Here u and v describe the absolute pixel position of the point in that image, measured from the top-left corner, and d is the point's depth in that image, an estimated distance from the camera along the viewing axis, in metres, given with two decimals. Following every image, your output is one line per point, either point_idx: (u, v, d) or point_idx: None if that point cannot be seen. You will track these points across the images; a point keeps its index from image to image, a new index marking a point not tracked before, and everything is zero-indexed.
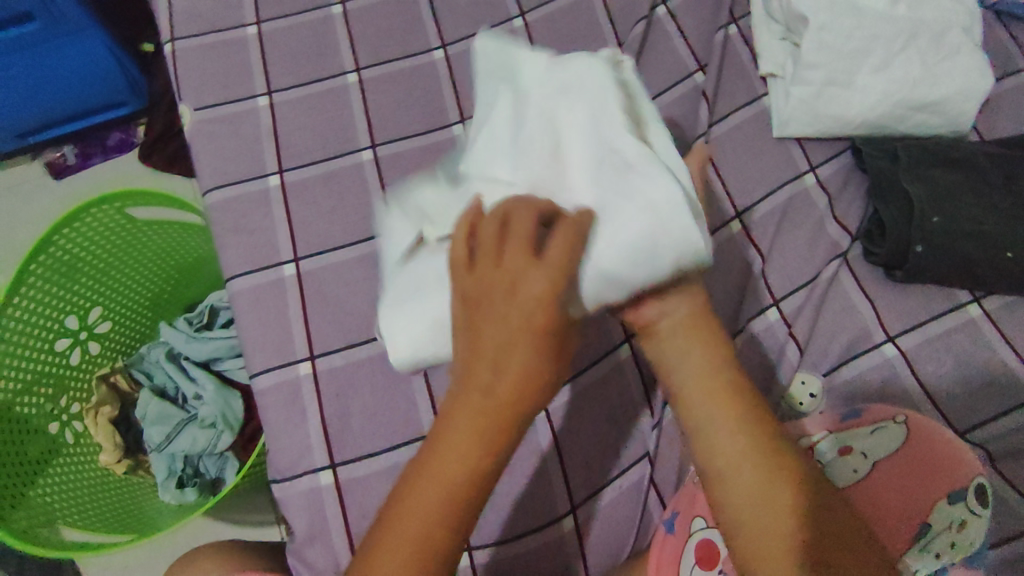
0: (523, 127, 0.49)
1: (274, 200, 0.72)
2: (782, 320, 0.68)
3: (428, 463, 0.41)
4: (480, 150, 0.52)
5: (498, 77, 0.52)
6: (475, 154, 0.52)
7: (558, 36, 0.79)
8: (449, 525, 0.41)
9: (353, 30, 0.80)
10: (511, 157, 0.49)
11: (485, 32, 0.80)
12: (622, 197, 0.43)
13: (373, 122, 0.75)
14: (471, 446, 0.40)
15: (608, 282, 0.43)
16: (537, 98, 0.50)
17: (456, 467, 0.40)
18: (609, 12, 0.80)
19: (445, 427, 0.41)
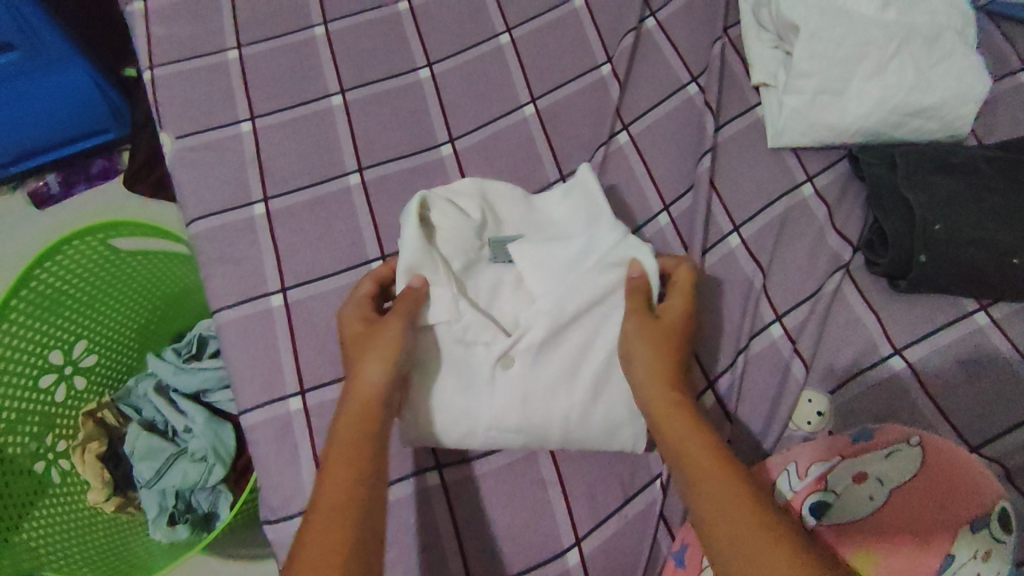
0: (540, 283, 0.60)
1: (260, 228, 0.70)
2: (718, 405, 0.64)
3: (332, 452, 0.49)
4: (530, 261, 0.60)
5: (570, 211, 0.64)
6: (526, 261, 0.60)
7: (544, 52, 0.78)
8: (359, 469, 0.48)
9: (336, 52, 0.78)
10: (553, 288, 0.59)
11: (470, 50, 0.78)
12: (607, 380, 0.58)
13: (359, 144, 0.73)
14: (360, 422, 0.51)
15: (598, 437, 0.59)
16: (560, 254, 0.60)
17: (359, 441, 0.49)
18: (596, 25, 0.79)
19: (342, 412, 0.52)
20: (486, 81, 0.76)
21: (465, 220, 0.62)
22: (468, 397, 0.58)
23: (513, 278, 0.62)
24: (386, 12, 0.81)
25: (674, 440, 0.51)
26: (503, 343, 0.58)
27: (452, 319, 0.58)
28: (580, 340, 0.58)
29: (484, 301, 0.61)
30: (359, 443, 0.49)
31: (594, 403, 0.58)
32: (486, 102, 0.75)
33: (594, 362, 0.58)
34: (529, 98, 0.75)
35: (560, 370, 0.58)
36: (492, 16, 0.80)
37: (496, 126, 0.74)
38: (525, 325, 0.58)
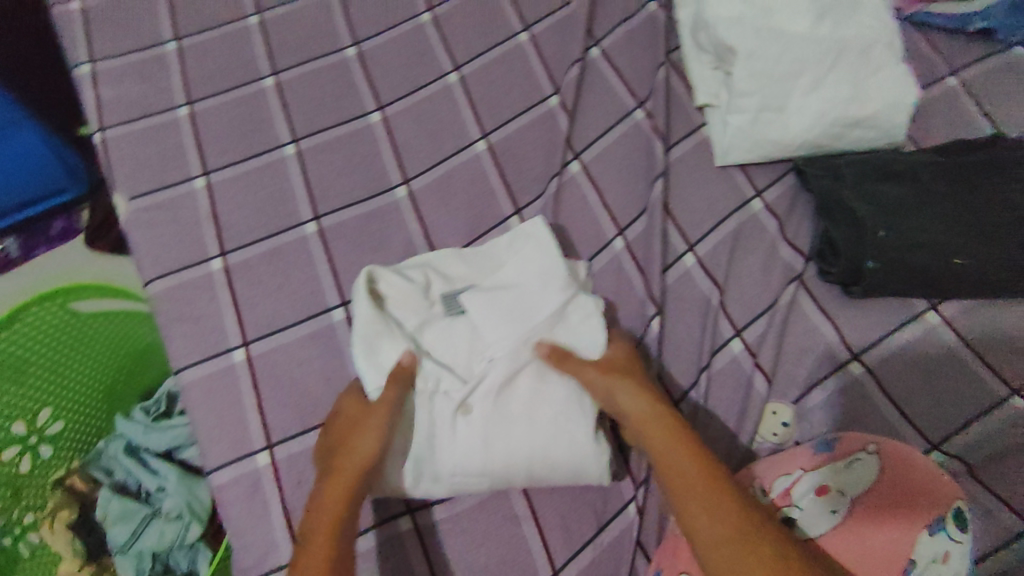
0: (492, 331, 0.61)
1: (218, 284, 0.70)
2: None
3: (311, 526, 0.49)
4: (482, 309, 0.62)
5: (518, 254, 0.65)
6: (478, 309, 0.62)
7: (492, 88, 0.79)
8: (333, 544, 0.48)
9: (287, 102, 0.80)
10: (503, 336, 0.61)
11: (418, 91, 0.80)
12: (564, 418, 0.58)
13: (314, 192, 0.74)
14: (349, 490, 0.51)
15: (563, 478, 0.59)
16: (508, 302, 0.62)
17: (336, 516, 0.50)
18: (541, 58, 0.81)
19: (325, 482, 0.52)
20: (436, 122, 0.78)
21: (414, 280, 0.64)
22: (431, 446, 0.58)
23: (466, 327, 0.62)
24: (335, 60, 0.82)
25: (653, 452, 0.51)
26: (461, 392, 0.59)
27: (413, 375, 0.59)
28: (536, 382, 0.60)
29: (439, 350, 0.61)
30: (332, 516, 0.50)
31: (556, 445, 0.58)
32: (437, 142, 0.76)
33: (548, 405, 0.59)
34: (480, 134, 0.77)
35: (516, 414, 0.59)
36: (438, 57, 0.82)
37: (449, 163, 0.75)
38: (480, 372, 0.60)
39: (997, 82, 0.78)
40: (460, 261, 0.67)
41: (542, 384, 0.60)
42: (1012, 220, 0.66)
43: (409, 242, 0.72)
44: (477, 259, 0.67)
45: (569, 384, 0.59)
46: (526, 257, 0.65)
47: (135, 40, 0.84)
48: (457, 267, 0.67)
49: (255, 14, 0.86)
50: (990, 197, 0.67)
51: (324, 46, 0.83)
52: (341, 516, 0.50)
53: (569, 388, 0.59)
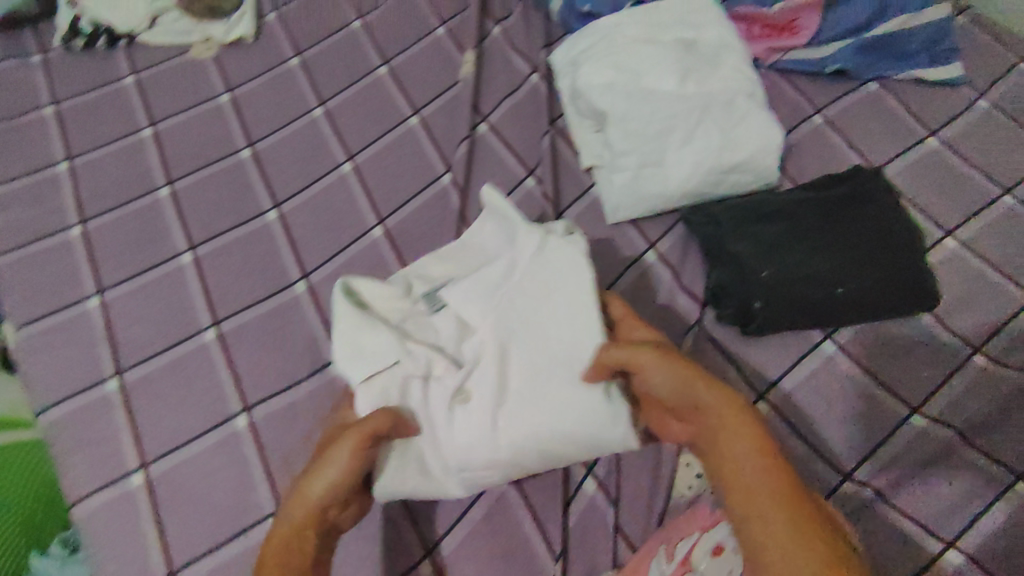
0: (477, 312, 0.61)
1: (115, 405, 0.68)
2: (601, 491, 0.65)
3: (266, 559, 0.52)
4: (461, 294, 0.62)
5: (497, 233, 0.67)
6: (456, 296, 0.62)
7: (386, 173, 0.81)
8: None
9: (183, 210, 0.80)
10: (488, 317, 0.61)
11: (314, 184, 0.81)
12: (559, 393, 0.58)
13: (213, 298, 0.74)
14: (314, 526, 0.53)
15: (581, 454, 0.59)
16: (486, 279, 0.62)
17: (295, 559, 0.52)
18: (432, 137, 0.84)
19: (287, 509, 0.53)
20: (333, 213, 0.79)
21: (394, 282, 0.65)
22: (434, 440, 0.58)
23: (451, 314, 0.62)
24: (229, 163, 0.83)
25: (731, 445, 0.51)
26: (455, 378, 0.59)
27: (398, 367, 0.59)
28: (528, 351, 0.59)
29: (430, 338, 0.62)
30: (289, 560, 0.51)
31: (560, 416, 0.57)
32: (335, 234, 0.78)
33: (543, 379, 0.58)
34: (377, 220, 0.78)
35: (513, 391, 0.58)
36: (333, 148, 0.84)
37: (349, 252, 0.76)
38: (472, 359, 0.60)
39: (857, 121, 0.85)
40: (442, 257, 0.68)
41: (534, 359, 0.59)
42: (883, 246, 0.71)
43: (312, 336, 0.72)
44: (456, 253, 0.68)
45: (561, 350, 0.59)
46: (499, 235, 0.67)
47: (26, 163, 0.84)
48: (436, 268, 0.67)
49: (148, 126, 0.86)
50: (862, 224, 0.71)
51: (218, 149, 0.84)
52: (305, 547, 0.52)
53: (562, 359, 0.59)
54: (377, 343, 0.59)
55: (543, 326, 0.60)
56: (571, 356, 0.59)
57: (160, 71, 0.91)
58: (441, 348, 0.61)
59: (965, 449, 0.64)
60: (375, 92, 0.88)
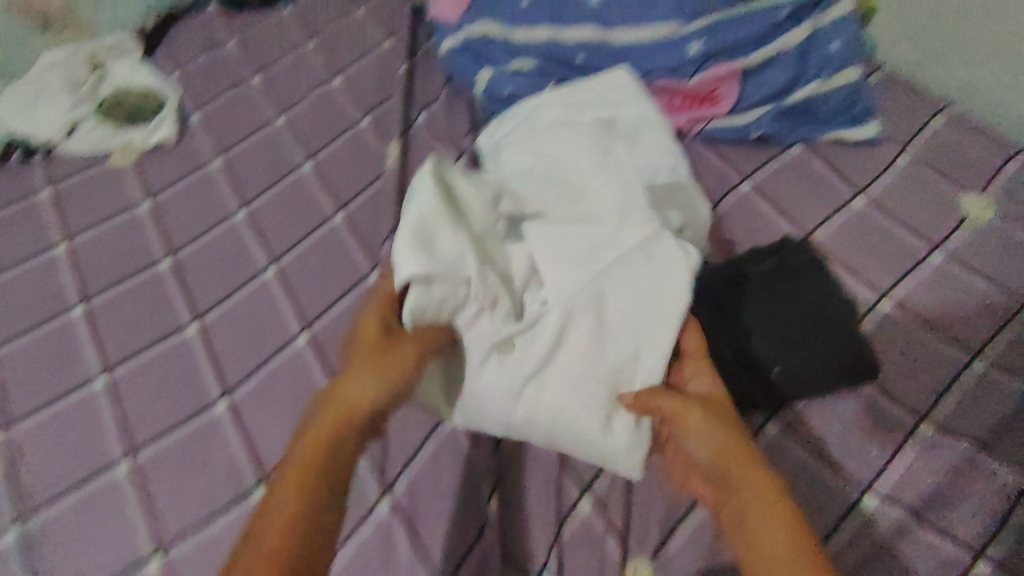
0: (554, 262, 0.65)
1: (14, 557, 0.63)
2: None
3: (294, 454, 0.54)
4: (548, 238, 0.65)
5: (587, 192, 0.69)
6: (541, 237, 0.65)
7: (311, 275, 0.79)
8: (304, 506, 0.51)
9: (99, 330, 0.76)
10: (567, 276, 0.64)
11: (236, 292, 0.79)
12: (614, 373, 0.62)
13: (127, 425, 0.70)
14: (350, 436, 0.55)
15: (601, 457, 0.62)
16: (580, 236, 0.65)
17: (327, 466, 0.53)
18: (358, 234, 0.82)
19: (323, 410, 0.56)
20: (256, 322, 0.76)
21: (484, 189, 0.65)
22: (470, 374, 0.63)
23: (526, 252, 0.66)
24: (146, 277, 0.80)
25: (753, 518, 0.53)
26: (510, 327, 0.62)
27: (466, 288, 0.60)
28: (591, 334, 0.62)
29: (501, 263, 0.64)
30: (318, 456, 0.53)
31: (597, 399, 0.61)
32: (258, 344, 0.75)
33: (595, 355, 0.62)
34: (301, 326, 0.75)
35: (559, 359, 0.62)
36: (254, 254, 0.82)
37: (271, 364, 0.73)
38: (534, 313, 0.63)
39: (783, 186, 0.86)
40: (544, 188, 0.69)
41: (586, 338, 0.62)
42: (814, 323, 0.71)
43: (233, 459, 0.67)
44: (560, 192, 0.69)
45: (632, 333, 0.62)
46: (615, 195, 0.67)
47: None
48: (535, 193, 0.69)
49: (64, 241, 0.84)
50: (793, 299, 0.71)
51: (137, 262, 0.82)
52: (332, 454, 0.54)
53: (626, 348, 0.62)
54: (452, 244, 0.60)
55: (616, 316, 0.62)
56: (630, 349, 0.62)
57: (77, 182, 0.89)
58: (507, 280, 0.64)
59: (915, 525, 0.64)
60: (299, 191, 0.86)
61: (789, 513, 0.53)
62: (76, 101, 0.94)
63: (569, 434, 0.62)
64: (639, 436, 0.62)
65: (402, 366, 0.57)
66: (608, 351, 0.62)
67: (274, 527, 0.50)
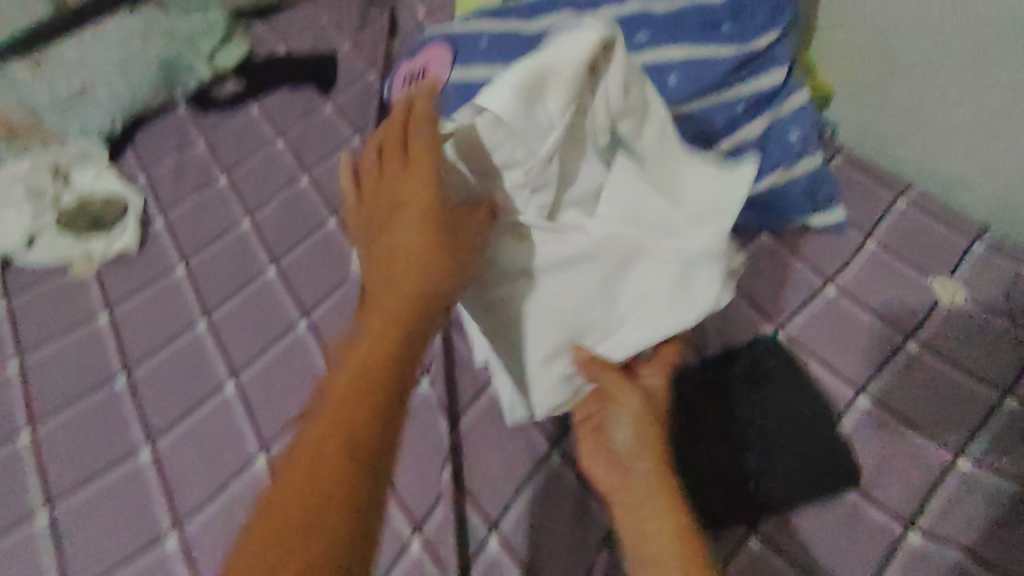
0: (614, 199, 0.65)
1: None
2: None
3: (371, 315, 0.57)
4: (625, 178, 0.64)
5: (675, 176, 0.66)
6: (620, 176, 0.65)
7: (272, 390, 0.77)
8: (381, 367, 0.54)
9: (48, 460, 0.74)
10: (624, 222, 0.65)
11: (194, 410, 0.76)
12: (615, 304, 0.67)
13: (68, 566, 0.68)
14: (412, 298, 0.57)
15: (528, 396, 0.69)
16: (652, 204, 0.64)
17: (393, 324, 0.56)
18: (321, 341, 0.80)
19: (393, 266, 0.59)
20: (213, 445, 0.73)
21: (627, 92, 0.62)
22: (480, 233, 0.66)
23: (598, 177, 0.65)
24: (103, 396, 0.78)
25: (644, 505, 0.61)
26: (539, 219, 0.65)
27: (529, 158, 0.62)
28: (609, 272, 0.66)
29: (571, 172, 0.64)
30: (387, 314, 0.57)
31: (580, 312, 0.67)
32: (215, 468, 0.72)
33: (602, 288, 0.66)
34: (260, 447, 0.73)
35: (569, 270, 0.66)
36: (215, 367, 0.80)
37: (228, 490, 0.70)
38: (572, 223, 0.66)
39: (752, 277, 0.85)
40: (654, 128, 0.65)
41: (604, 276, 0.66)
42: (788, 433, 0.69)
43: None
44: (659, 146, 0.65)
45: (641, 297, 0.65)
46: (698, 194, 0.66)
47: None
48: (645, 133, 0.65)
49: (17, 359, 0.82)
50: (762, 412, 0.70)
51: (92, 379, 0.80)
52: (405, 315, 0.57)
53: (643, 298, 0.65)
54: (552, 117, 0.60)
55: (636, 282, 0.66)
56: (630, 310, 0.66)
57: (37, 294, 0.88)
58: (567, 181, 0.65)
59: None
60: (263, 296, 0.85)
61: (675, 502, 0.60)
62: (37, 210, 0.93)
63: (510, 348, 0.68)
64: (570, 385, 0.68)
65: (459, 234, 0.60)
66: (597, 304, 0.66)
67: (354, 385, 0.53)
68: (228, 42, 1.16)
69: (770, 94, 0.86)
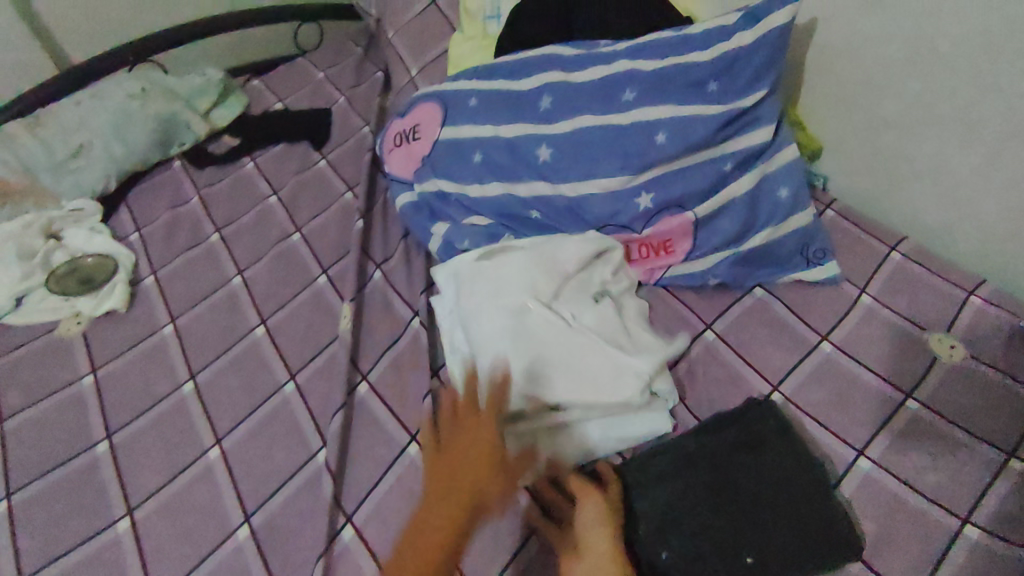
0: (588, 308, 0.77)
1: None
2: None
3: (427, 522, 0.61)
4: (607, 311, 0.77)
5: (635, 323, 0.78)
6: (602, 306, 0.78)
7: (256, 456, 0.75)
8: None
9: (19, 531, 0.71)
10: (598, 324, 0.76)
11: (175, 479, 0.74)
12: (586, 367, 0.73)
13: None
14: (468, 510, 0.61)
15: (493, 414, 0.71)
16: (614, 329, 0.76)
17: (452, 538, 0.60)
18: (308, 405, 0.78)
19: (451, 474, 0.62)
20: (194, 515, 0.71)
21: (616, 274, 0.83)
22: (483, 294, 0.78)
23: (585, 303, 0.78)
24: (82, 463, 0.76)
25: None
26: (540, 302, 0.76)
27: (543, 268, 0.78)
28: (585, 342, 0.74)
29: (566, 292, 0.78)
30: (444, 527, 0.60)
31: (555, 356, 0.73)
32: (195, 540, 0.69)
33: (575, 352, 0.73)
34: (243, 517, 0.70)
35: (556, 330, 0.74)
36: (200, 431, 0.78)
37: (207, 564, 0.67)
38: (565, 311, 0.76)
39: (745, 334, 0.84)
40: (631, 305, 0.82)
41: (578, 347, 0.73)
42: (784, 503, 0.66)
43: None
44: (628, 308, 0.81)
45: (602, 373, 0.72)
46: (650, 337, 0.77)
47: None
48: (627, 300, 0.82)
49: None
50: (755, 480, 0.67)
51: (73, 446, 0.78)
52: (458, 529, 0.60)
53: (609, 374, 0.72)
54: (574, 257, 0.80)
55: (599, 359, 0.73)
56: (591, 378, 0.72)
57: (22, 356, 0.87)
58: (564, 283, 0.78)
59: None
60: (251, 357, 0.84)
61: None
62: (25, 272, 0.92)
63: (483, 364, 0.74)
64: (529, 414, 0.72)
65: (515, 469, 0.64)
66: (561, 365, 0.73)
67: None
68: (224, 99, 1.20)
69: (758, 151, 0.87)
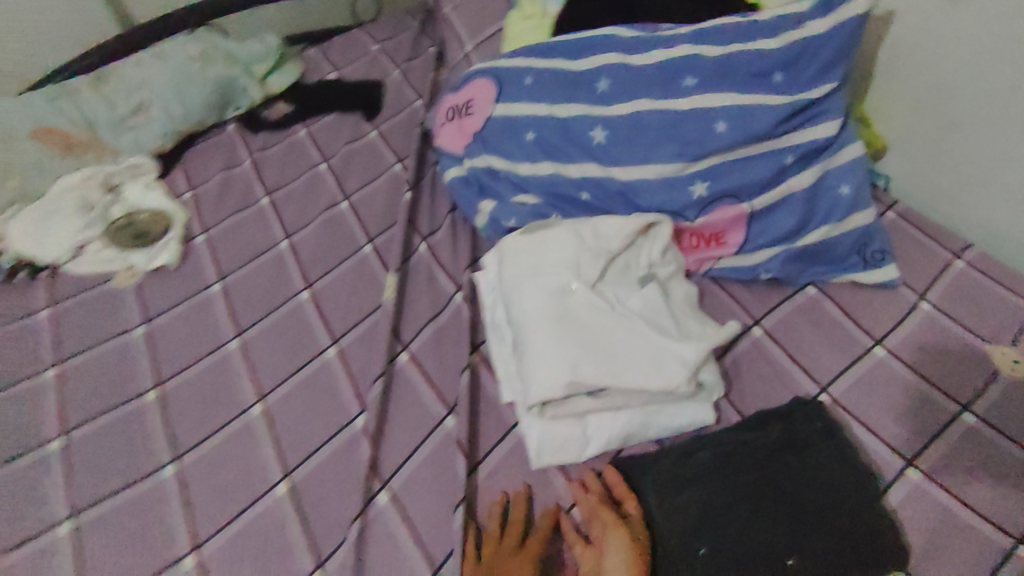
0: (635, 290, 0.76)
1: None
2: None
3: None
4: (651, 293, 0.76)
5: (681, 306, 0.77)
6: (647, 288, 0.76)
7: (297, 416, 0.76)
8: None
9: (70, 469, 0.73)
10: (644, 308, 0.74)
11: (218, 432, 0.75)
12: (631, 346, 0.71)
13: None
14: None
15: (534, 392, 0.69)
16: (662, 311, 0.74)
17: None
18: (349, 371, 0.79)
19: None
20: (235, 467, 0.72)
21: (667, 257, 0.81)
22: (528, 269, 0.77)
23: (629, 284, 0.77)
24: (130, 410, 0.78)
25: None
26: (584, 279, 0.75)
27: (589, 247, 0.78)
28: (630, 327, 0.72)
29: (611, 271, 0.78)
30: None
31: (602, 335, 0.71)
32: (235, 492, 0.71)
33: (622, 334, 0.71)
34: (282, 474, 0.71)
35: (602, 310, 0.73)
36: (243, 388, 0.79)
37: (246, 516, 0.69)
38: (609, 291, 0.75)
39: (793, 333, 0.82)
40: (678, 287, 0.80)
41: (624, 329, 0.72)
42: (826, 509, 0.63)
43: None
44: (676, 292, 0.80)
45: (646, 357, 0.70)
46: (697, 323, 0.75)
47: None
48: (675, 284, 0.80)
49: (53, 365, 0.82)
50: (794, 482, 0.65)
51: (123, 392, 0.80)
52: None
53: (653, 357, 0.70)
54: (618, 236, 0.78)
55: (643, 344, 0.71)
56: (637, 365, 0.69)
57: (78, 302, 0.89)
58: (609, 261, 0.78)
59: None
60: (295, 320, 0.85)
61: None
62: (85, 222, 0.96)
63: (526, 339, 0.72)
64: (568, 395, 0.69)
65: None
66: (605, 347, 0.70)
67: None
68: (281, 65, 1.21)
69: (821, 147, 0.83)
